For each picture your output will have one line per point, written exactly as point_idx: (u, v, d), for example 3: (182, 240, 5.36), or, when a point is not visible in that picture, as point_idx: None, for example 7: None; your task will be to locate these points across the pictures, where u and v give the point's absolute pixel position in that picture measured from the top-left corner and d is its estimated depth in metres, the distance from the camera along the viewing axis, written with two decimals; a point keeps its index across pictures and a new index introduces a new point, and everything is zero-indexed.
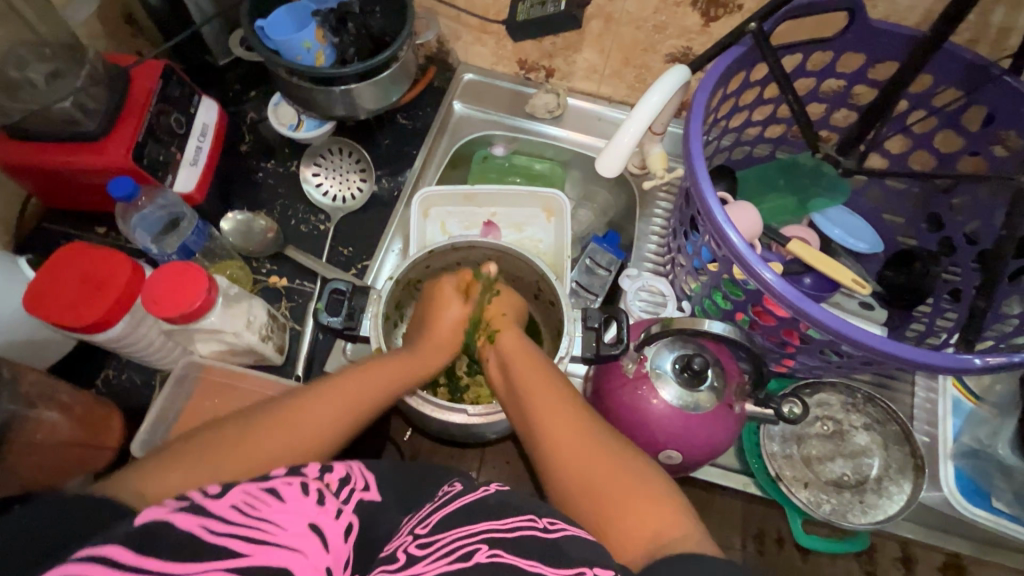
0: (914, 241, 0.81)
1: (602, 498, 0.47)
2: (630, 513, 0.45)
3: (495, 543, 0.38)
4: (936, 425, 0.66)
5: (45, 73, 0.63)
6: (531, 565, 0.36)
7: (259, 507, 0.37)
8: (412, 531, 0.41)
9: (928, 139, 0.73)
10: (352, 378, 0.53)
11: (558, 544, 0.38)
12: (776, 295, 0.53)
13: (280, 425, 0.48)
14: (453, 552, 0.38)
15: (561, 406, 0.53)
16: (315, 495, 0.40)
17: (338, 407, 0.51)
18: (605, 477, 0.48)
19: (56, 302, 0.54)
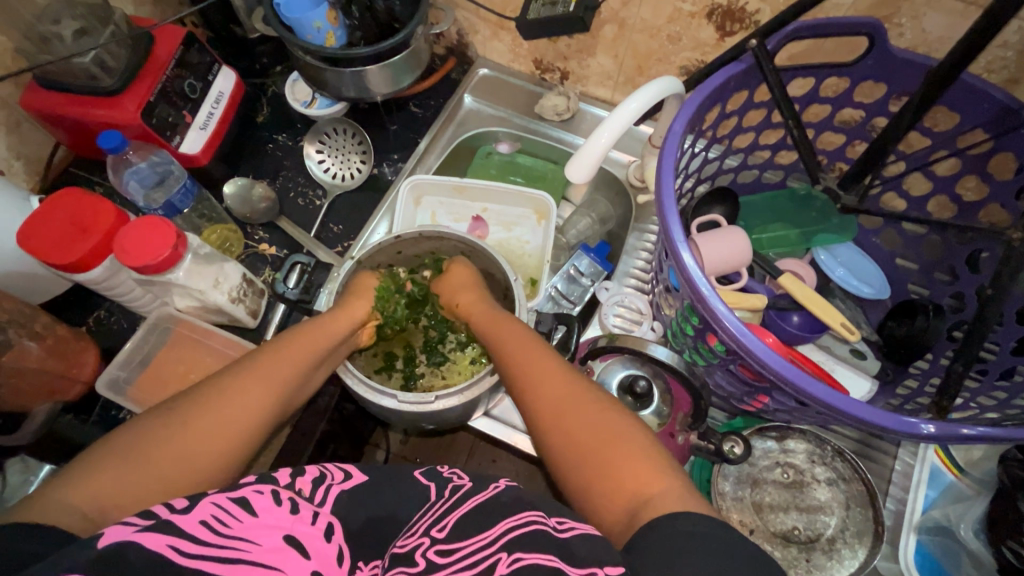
0: (926, 292, 0.74)
1: (589, 454, 0.46)
2: (612, 468, 0.44)
3: (513, 548, 0.37)
4: (908, 493, 0.61)
5: (74, 29, 0.68)
6: (550, 562, 0.36)
7: (233, 525, 0.36)
8: (428, 534, 0.40)
9: (950, 183, 0.67)
10: (281, 354, 0.53)
11: (567, 544, 0.37)
12: (721, 325, 0.51)
13: (226, 404, 0.48)
14: (474, 563, 0.37)
15: (542, 372, 0.52)
16: (288, 503, 0.39)
17: (276, 384, 0.51)
18: (591, 427, 0.47)
19: (41, 239, 0.58)
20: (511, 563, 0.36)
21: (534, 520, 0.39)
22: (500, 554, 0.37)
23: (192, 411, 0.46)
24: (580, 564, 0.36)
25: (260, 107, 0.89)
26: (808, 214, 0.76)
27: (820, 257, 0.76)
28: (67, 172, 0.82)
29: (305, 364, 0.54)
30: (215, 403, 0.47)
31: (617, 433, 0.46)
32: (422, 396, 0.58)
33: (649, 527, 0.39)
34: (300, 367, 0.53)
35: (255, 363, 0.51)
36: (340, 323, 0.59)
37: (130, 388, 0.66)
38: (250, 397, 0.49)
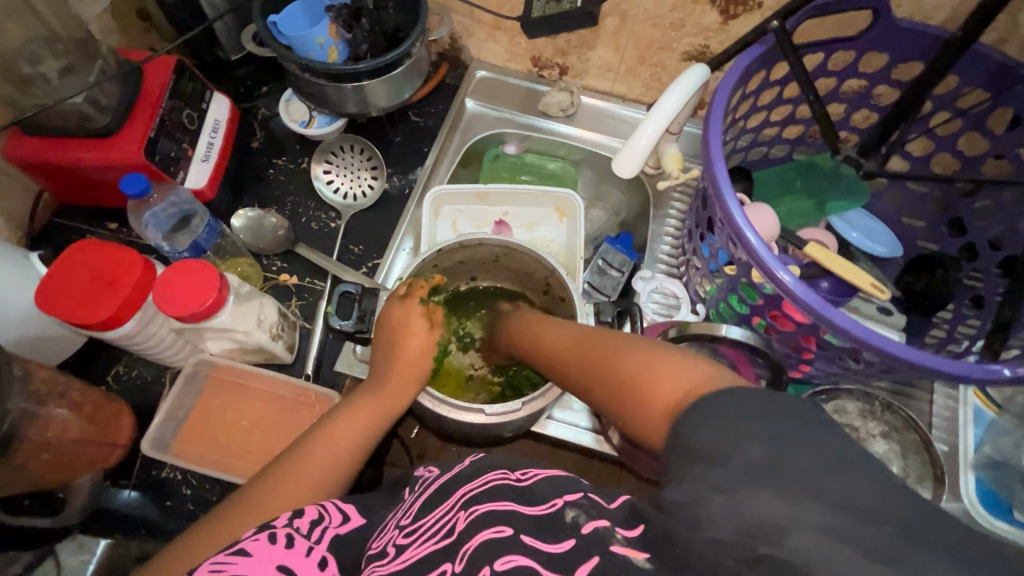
0: (935, 246, 0.79)
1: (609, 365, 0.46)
2: (652, 386, 0.41)
3: (472, 501, 0.38)
4: (956, 434, 0.65)
5: (58, 68, 0.63)
6: (502, 505, 0.37)
7: (227, 567, 0.37)
8: (398, 525, 0.40)
9: (951, 141, 0.72)
10: (350, 416, 0.52)
11: (529, 488, 0.38)
12: (795, 299, 0.52)
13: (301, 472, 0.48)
14: (438, 530, 0.38)
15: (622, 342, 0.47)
16: (282, 540, 0.40)
17: (346, 439, 0.51)
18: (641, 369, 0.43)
19: (67, 299, 0.54)
20: (469, 517, 0.37)
21: (495, 477, 0.40)
22: (460, 514, 0.38)
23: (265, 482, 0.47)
24: (536, 501, 0.37)
25: (253, 132, 0.85)
26: (816, 183, 0.78)
27: (835, 222, 0.78)
28: (53, 222, 0.76)
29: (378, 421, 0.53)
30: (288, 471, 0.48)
31: (642, 357, 0.43)
32: (508, 406, 0.56)
33: (697, 406, 0.36)
34: (377, 415, 0.53)
35: (328, 423, 0.52)
36: (403, 362, 0.55)
37: (175, 443, 0.62)
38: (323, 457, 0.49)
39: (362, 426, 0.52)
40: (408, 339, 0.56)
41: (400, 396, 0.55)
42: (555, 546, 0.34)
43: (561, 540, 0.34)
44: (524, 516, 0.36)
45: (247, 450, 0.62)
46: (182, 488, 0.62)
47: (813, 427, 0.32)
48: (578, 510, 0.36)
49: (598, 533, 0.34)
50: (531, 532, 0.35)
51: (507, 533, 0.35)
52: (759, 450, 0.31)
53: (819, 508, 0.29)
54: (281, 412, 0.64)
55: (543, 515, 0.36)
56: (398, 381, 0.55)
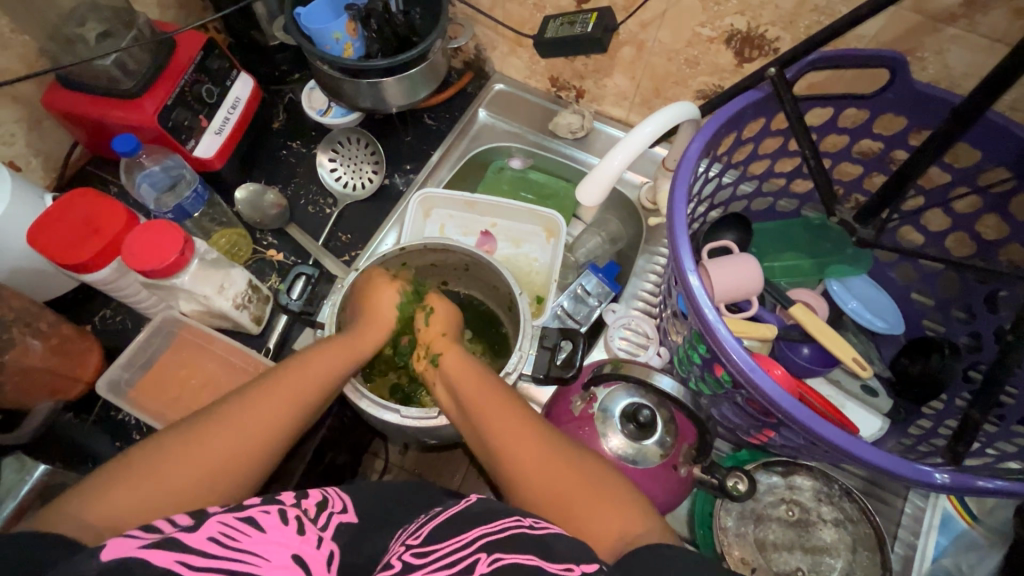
0: (941, 329, 0.72)
1: (527, 471, 0.48)
2: (586, 507, 0.45)
3: (494, 550, 0.37)
4: (918, 538, 0.59)
5: (98, 32, 0.70)
6: (529, 560, 0.36)
7: (239, 537, 0.36)
8: (405, 542, 0.40)
9: (970, 220, 0.66)
10: (320, 355, 0.53)
11: (548, 542, 0.38)
12: (730, 361, 0.50)
13: (265, 403, 0.49)
14: (454, 563, 0.36)
15: (534, 434, 0.49)
16: (294, 523, 0.40)
17: (315, 375, 0.52)
18: (570, 482, 0.46)
19: (53, 239, 0.58)
20: (492, 562, 0.36)
21: (511, 523, 0.40)
22: (479, 555, 0.36)
23: (226, 409, 0.48)
24: (558, 560, 0.36)
25: (276, 113, 0.90)
26: (821, 244, 0.74)
27: (833, 288, 0.73)
28: (84, 170, 0.83)
29: (346, 366, 0.55)
30: (254, 403, 0.49)
31: (575, 471, 0.47)
32: (426, 411, 0.57)
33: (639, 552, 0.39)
34: (336, 366, 0.54)
35: (303, 356, 0.53)
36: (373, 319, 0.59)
37: (131, 389, 0.66)
38: (289, 390, 0.50)
39: (325, 372, 0.53)
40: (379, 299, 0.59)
41: (368, 344, 0.57)
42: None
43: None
44: (547, 570, 0.35)
45: (190, 408, 0.65)
46: (133, 432, 0.66)
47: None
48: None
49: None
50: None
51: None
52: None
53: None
54: (231, 379, 0.66)
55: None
56: (369, 331, 0.57)
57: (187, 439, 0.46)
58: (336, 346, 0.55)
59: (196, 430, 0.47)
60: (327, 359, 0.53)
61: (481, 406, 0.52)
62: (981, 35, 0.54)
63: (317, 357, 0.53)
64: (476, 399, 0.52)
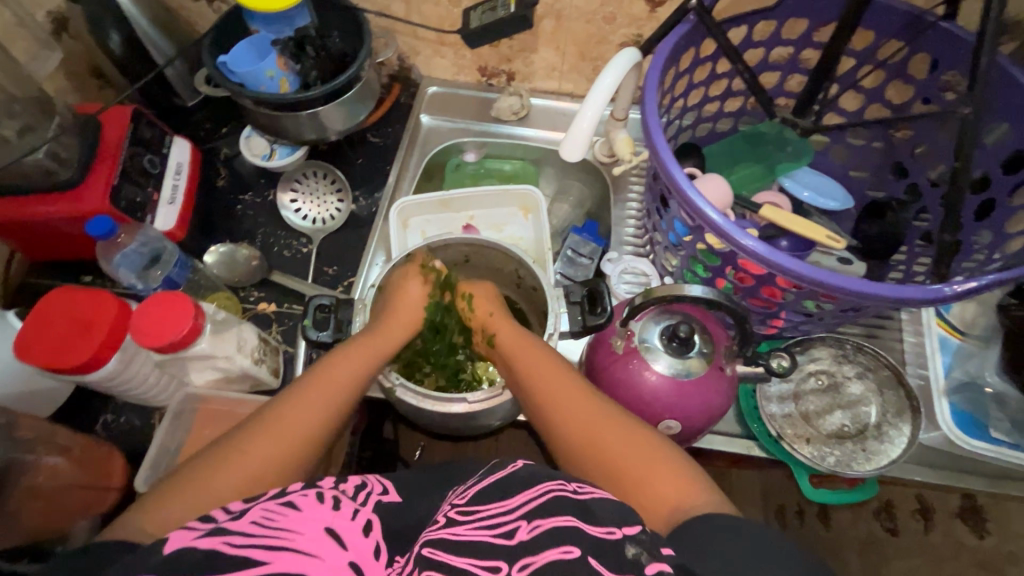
0: (883, 193, 0.82)
1: (587, 445, 0.50)
2: (643, 480, 0.47)
3: (535, 516, 0.40)
4: (927, 365, 0.67)
5: (17, 128, 0.65)
6: (566, 520, 0.39)
7: (278, 518, 0.39)
8: (452, 502, 0.44)
9: (879, 92, 0.76)
10: (348, 353, 0.56)
11: (587, 505, 0.40)
12: (750, 254, 0.55)
13: (304, 401, 0.51)
14: (496, 524, 0.40)
15: (587, 407, 0.52)
16: (330, 501, 0.42)
17: (333, 383, 0.53)
18: (624, 455, 0.48)
19: (46, 347, 0.54)
20: (532, 529, 0.39)
21: (555, 487, 0.42)
22: (522, 522, 0.40)
23: (255, 424, 0.49)
24: (598, 523, 0.39)
25: (217, 171, 0.87)
26: (764, 148, 0.82)
27: (787, 184, 0.81)
28: (28, 282, 0.77)
29: (375, 359, 0.57)
30: (288, 409, 0.50)
31: (629, 445, 0.49)
32: (489, 392, 0.58)
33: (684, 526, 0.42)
34: (366, 361, 0.56)
35: (337, 353, 0.56)
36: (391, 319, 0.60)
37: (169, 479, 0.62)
38: (312, 402, 0.51)
39: (356, 368, 0.55)
40: (404, 291, 0.62)
41: (389, 343, 0.59)
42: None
43: (625, 575, 0.36)
44: (586, 532, 0.38)
45: None
46: None
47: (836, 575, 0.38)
48: (638, 547, 0.37)
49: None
50: (597, 556, 0.36)
51: (574, 554, 0.37)
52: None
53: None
54: None
55: (605, 539, 0.37)
56: (389, 329, 0.60)
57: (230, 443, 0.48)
58: (362, 343, 0.57)
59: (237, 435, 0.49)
60: (356, 355, 0.56)
61: (542, 382, 0.55)
62: None
63: (345, 356, 0.56)
64: (536, 374, 0.56)
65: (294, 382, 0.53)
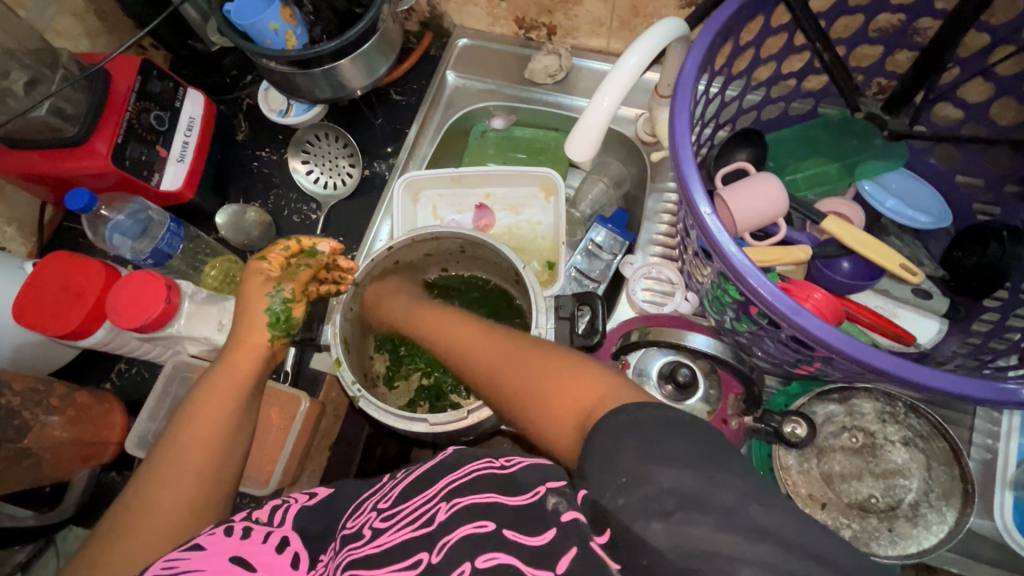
0: (995, 211, 0.65)
1: (506, 388, 0.44)
2: (548, 401, 0.39)
3: (454, 494, 0.36)
4: (999, 441, 0.56)
5: (26, 80, 0.64)
6: (488, 497, 0.35)
7: (177, 564, 0.38)
8: (376, 506, 0.40)
9: (1017, 82, 0.57)
10: (216, 382, 0.52)
11: (510, 475, 0.36)
12: (766, 302, 0.44)
13: (185, 446, 0.49)
14: (416, 517, 0.37)
15: (509, 344, 0.46)
16: (239, 531, 0.41)
17: (221, 399, 0.51)
18: (539, 376, 0.41)
19: (37, 311, 0.56)
20: (451, 509, 0.36)
21: (480, 466, 0.38)
22: (440, 504, 0.36)
23: (152, 473, 0.47)
24: (520, 491, 0.35)
25: (238, 124, 0.84)
26: (845, 142, 0.66)
27: (866, 189, 0.67)
28: (63, 227, 0.81)
29: (246, 383, 0.53)
30: (168, 463, 0.48)
31: (552, 362, 0.42)
32: (454, 414, 0.52)
33: (603, 421, 0.34)
34: (237, 385, 0.52)
35: (205, 384, 0.52)
36: (250, 325, 0.55)
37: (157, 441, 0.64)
38: (196, 433, 0.49)
39: (229, 394, 0.52)
40: (257, 305, 0.56)
41: (252, 360, 0.54)
42: (537, 538, 0.32)
43: (544, 529, 0.32)
44: (507, 506, 0.34)
45: None
46: None
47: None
48: (560, 498, 0.33)
49: (578, 524, 0.31)
50: (512, 526, 0.33)
51: (487, 529, 0.34)
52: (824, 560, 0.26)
53: (770, 546, 0.26)
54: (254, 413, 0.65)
55: (528, 504, 0.34)
56: (242, 349, 0.55)
57: (122, 519, 0.46)
58: (226, 371, 0.53)
59: (128, 506, 0.46)
60: (227, 385, 0.52)
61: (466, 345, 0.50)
62: None
63: (217, 385, 0.52)
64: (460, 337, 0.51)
65: (179, 414, 0.51)
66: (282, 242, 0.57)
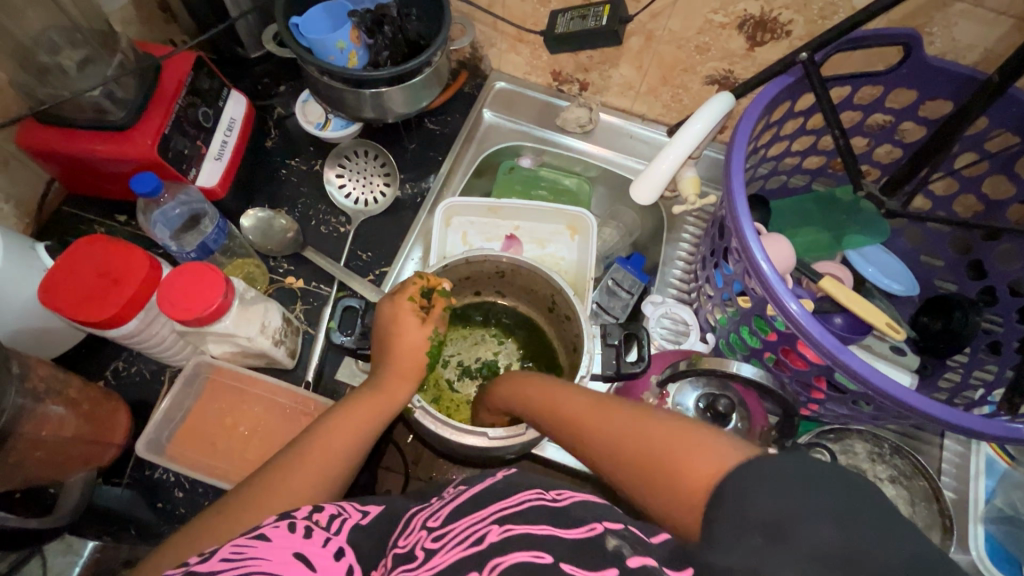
0: (953, 286, 0.77)
1: (627, 454, 0.43)
2: (653, 479, 0.40)
3: (506, 519, 0.35)
4: (965, 483, 0.65)
5: (76, 59, 0.64)
6: (541, 529, 0.34)
7: (245, 551, 0.37)
8: (426, 525, 0.38)
9: (976, 183, 0.70)
10: (349, 411, 0.52)
11: (565, 509, 0.36)
12: (810, 339, 0.50)
13: (304, 463, 0.49)
14: (466, 537, 0.35)
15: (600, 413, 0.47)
16: (301, 530, 0.39)
17: (349, 432, 0.51)
18: (653, 446, 0.41)
19: (72, 295, 0.53)
20: (504, 532, 0.34)
21: (530, 496, 0.37)
22: (492, 526, 0.35)
23: (266, 478, 0.48)
24: (576, 524, 0.35)
25: (269, 131, 0.84)
26: (835, 216, 0.78)
27: (851, 256, 0.78)
28: (63, 211, 0.76)
29: (374, 422, 0.53)
30: (287, 473, 0.48)
31: (663, 429, 0.42)
32: (512, 429, 0.55)
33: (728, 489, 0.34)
34: (370, 417, 0.53)
35: (341, 408, 0.53)
36: (405, 352, 0.56)
37: (170, 444, 0.61)
38: (319, 457, 0.49)
39: (357, 427, 0.52)
40: (402, 329, 0.57)
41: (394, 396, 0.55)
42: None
43: (605, 568, 0.32)
44: (568, 539, 0.34)
45: (243, 458, 0.61)
46: (173, 491, 0.61)
47: (832, 481, 0.32)
48: (622, 540, 0.34)
49: (648, 568, 0.32)
50: (570, 558, 0.33)
51: (546, 559, 0.33)
52: (830, 533, 0.30)
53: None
54: (278, 421, 0.63)
55: (586, 539, 0.34)
56: (393, 378, 0.55)
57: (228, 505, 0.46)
58: (360, 401, 0.53)
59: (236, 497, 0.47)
60: (356, 418, 0.52)
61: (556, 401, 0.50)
62: (988, 8, 0.58)
63: (346, 417, 0.52)
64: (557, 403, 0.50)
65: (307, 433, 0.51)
66: (419, 279, 0.59)
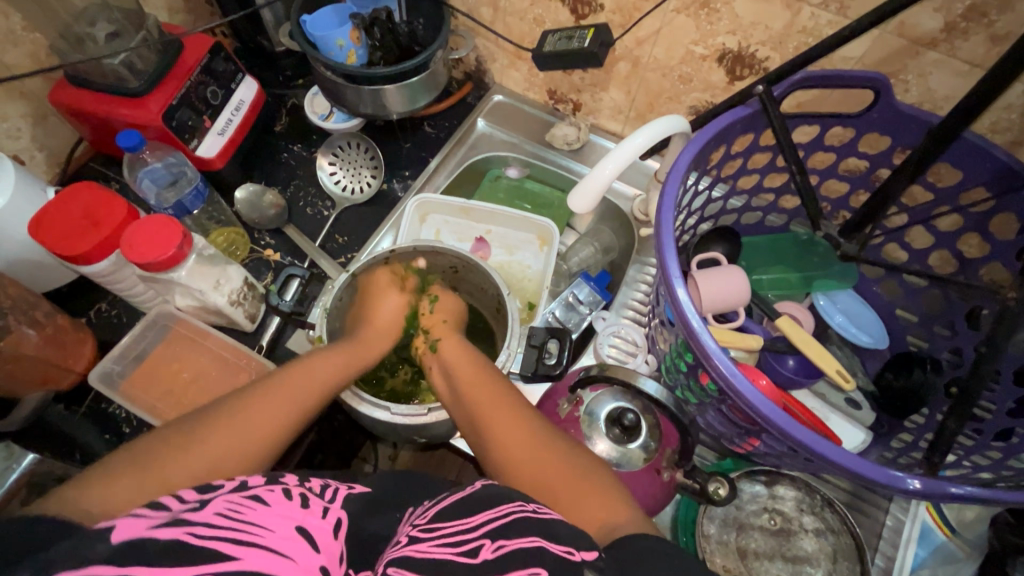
0: (924, 345, 0.74)
1: (524, 465, 0.49)
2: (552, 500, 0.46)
3: (497, 535, 0.38)
4: (897, 550, 0.62)
5: (108, 31, 0.73)
6: (532, 541, 0.37)
7: (246, 511, 0.36)
8: (412, 524, 0.41)
9: (952, 239, 0.67)
10: (326, 360, 0.57)
11: (550, 528, 0.39)
12: (709, 360, 0.50)
13: (276, 399, 0.51)
14: (459, 542, 0.38)
15: (511, 416, 0.53)
16: (298, 498, 0.39)
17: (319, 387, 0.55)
18: (554, 473, 0.48)
19: (54, 230, 0.60)
20: (497, 548, 0.37)
21: (512, 508, 0.40)
22: (484, 540, 0.38)
23: (234, 406, 0.49)
24: (560, 542, 0.37)
25: (279, 117, 0.92)
26: (808, 258, 0.76)
27: (819, 303, 0.75)
28: (87, 167, 0.85)
29: (347, 373, 0.58)
30: (252, 406, 0.50)
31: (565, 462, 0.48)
32: (415, 409, 0.59)
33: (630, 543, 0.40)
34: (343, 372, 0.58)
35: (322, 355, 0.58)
36: (377, 334, 0.64)
37: (123, 382, 0.66)
38: (289, 398, 0.52)
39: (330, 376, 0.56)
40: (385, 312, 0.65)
41: (365, 360, 0.61)
42: None
43: None
44: (551, 553, 0.36)
45: (180, 402, 0.66)
46: (122, 425, 0.66)
47: None
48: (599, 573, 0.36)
49: None
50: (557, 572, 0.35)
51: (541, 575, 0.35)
52: None
53: None
54: (222, 374, 0.68)
55: (566, 558, 0.36)
56: (367, 347, 0.62)
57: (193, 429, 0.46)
58: (338, 355, 0.59)
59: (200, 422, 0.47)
60: (331, 367, 0.57)
61: (477, 390, 0.55)
62: (959, 59, 0.57)
63: (321, 366, 0.56)
64: (477, 388, 0.56)
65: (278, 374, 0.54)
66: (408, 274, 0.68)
